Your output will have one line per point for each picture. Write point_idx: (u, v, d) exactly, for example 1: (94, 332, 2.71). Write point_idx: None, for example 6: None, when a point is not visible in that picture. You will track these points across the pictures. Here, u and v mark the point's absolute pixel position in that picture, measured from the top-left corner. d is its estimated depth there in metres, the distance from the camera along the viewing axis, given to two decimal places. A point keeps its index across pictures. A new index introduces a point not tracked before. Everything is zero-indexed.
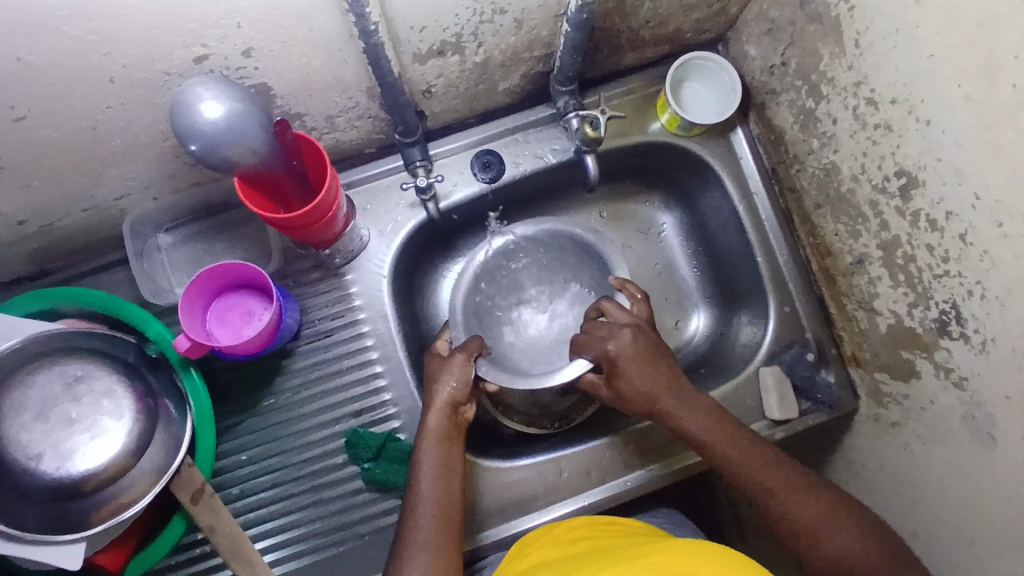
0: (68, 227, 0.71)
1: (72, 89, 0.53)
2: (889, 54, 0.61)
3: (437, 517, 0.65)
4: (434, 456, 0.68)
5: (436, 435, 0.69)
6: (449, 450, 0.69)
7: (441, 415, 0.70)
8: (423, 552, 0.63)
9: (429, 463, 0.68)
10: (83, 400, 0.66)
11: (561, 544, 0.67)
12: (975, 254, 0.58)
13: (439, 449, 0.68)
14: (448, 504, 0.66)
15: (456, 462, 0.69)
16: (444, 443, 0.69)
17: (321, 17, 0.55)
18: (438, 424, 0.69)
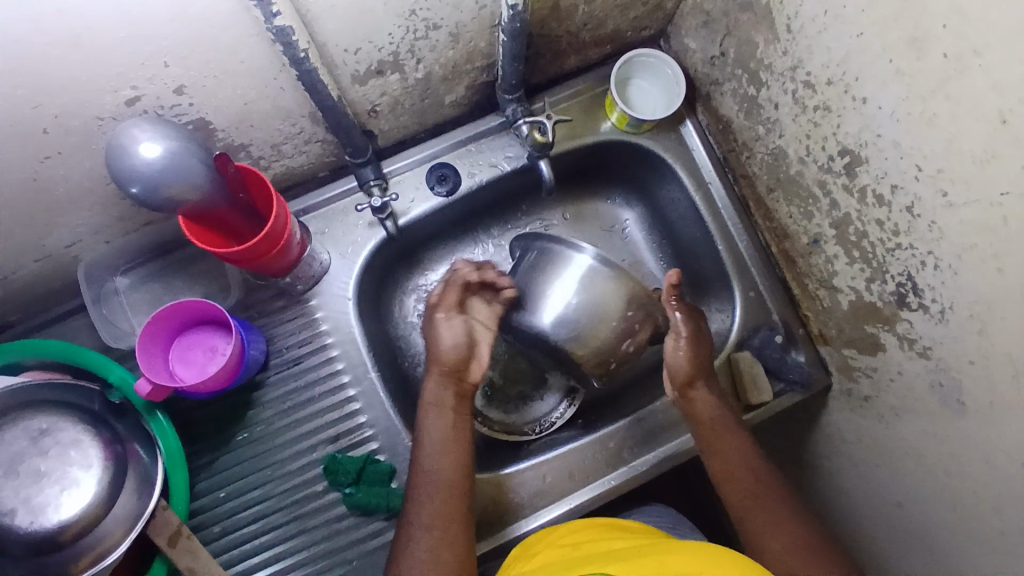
0: (20, 280, 0.70)
1: (3, 144, 0.52)
2: (819, 36, 0.61)
3: (442, 488, 0.65)
4: (438, 425, 0.69)
5: (440, 407, 0.70)
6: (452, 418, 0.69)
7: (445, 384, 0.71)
8: (431, 526, 0.62)
9: (432, 434, 0.68)
10: (50, 453, 0.64)
11: (557, 544, 0.66)
12: (923, 226, 0.59)
13: (441, 419, 0.69)
14: (456, 478, 0.66)
15: (462, 429, 0.69)
16: (447, 415, 0.69)
17: (249, 48, 0.55)
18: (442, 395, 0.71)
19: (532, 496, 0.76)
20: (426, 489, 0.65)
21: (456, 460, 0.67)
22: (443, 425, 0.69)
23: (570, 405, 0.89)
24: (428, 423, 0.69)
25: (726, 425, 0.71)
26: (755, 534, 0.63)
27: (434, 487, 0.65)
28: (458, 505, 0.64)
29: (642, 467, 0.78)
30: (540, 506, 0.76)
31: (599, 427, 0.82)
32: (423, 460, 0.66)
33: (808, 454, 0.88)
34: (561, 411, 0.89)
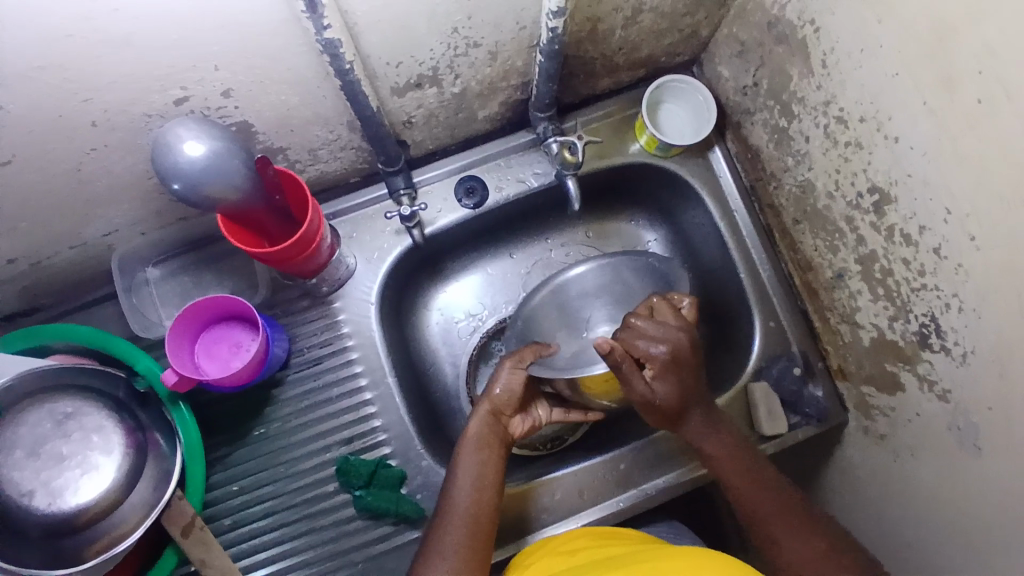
0: (56, 265, 0.72)
1: (53, 134, 0.54)
2: (854, 73, 0.62)
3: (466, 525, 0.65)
4: (470, 458, 0.69)
5: (476, 438, 0.71)
6: (484, 452, 0.70)
7: (483, 422, 0.72)
8: (455, 556, 0.62)
9: (463, 464, 0.69)
10: (73, 437, 0.65)
11: (560, 553, 0.66)
12: (949, 267, 0.59)
13: (473, 452, 0.70)
14: (483, 508, 0.66)
15: (494, 464, 0.70)
16: (479, 448, 0.70)
17: (294, 58, 0.57)
18: (478, 430, 0.71)
19: (539, 511, 0.76)
20: (455, 518, 0.65)
21: (487, 497, 0.67)
22: (475, 460, 0.69)
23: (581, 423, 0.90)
24: (462, 456, 0.69)
25: (724, 446, 0.70)
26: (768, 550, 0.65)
27: (461, 516, 0.65)
28: (484, 534, 0.65)
29: (651, 491, 0.78)
30: (547, 521, 0.76)
31: (611, 446, 0.82)
32: (452, 489, 0.67)
33: (820, 487, 0.87)
34: (574, 429, 0.89)
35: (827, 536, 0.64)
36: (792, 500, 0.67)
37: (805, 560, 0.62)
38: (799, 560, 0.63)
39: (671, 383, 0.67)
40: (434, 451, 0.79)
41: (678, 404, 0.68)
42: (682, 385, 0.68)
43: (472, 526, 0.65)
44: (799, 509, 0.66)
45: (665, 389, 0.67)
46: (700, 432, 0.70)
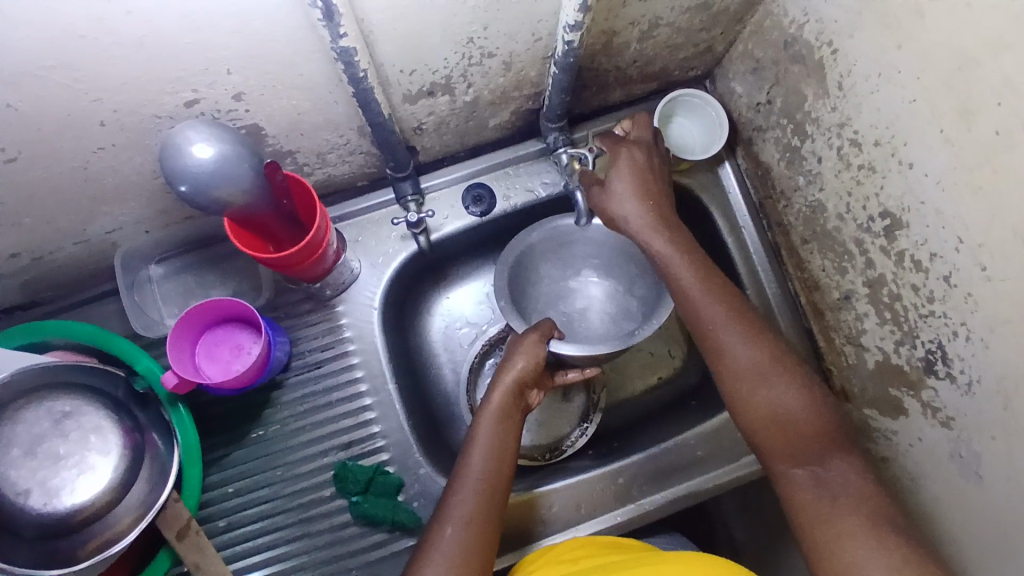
0: (59, 260, 0.72)
1: (62, 132, 0.53)
2: (870, 97, 0.62)
3: (479, 498, 0.65)
4: (491, 430, 0.68)
5: (496, 413, 0.69)
6: (504, 427, 0.69)
7: (506, 394, 0.70)
8: (464, 524, 0.63)
9: (482, 436, 0.68)
10: (71, 436, 0.65)
11: (561, 560, 0.66)
12: (958, 296, 0.58)
13: (494, 422, 0.69)
14: (498, 480, 0.67)
15: (511, 439, 0.69)
16: (500, 420, 0.69)
17: (309, 64, 0.56)
18: (501, 402, 0.70)
19: (536, 524, 0.76)
20: (469, 481, 0.66)
21: (501, 466, 0.67)
22: (494, 433, 0.68)
23: (583, 434, 0.88)
24: (481, 428, 0.68)
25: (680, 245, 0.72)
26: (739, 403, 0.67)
27: (474, 493, 0.65)
28: (495, 510, 0.65)
29: (649, 506, 0.77)
30: (543, 534, 0.75)
31: (610, 459, 0.82)
32: (467, 462, 0.67)
33: None
34: (573, 438, 0.88)
35: (799, 372, 0.67)
36: (743, 312, 0.71)
37: (753, 370, 0.67)
38: (747, 368, 0.68)
39: (632, 148, 0.75)
40: (433, 459, 0.79)
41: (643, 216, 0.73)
42: (637, 169, 0.74)
43: (484, 507, 0.65)
44: (752, 323, 0.70)
45: (621, 172, 0.74)
46: (649, 233, 0.72)
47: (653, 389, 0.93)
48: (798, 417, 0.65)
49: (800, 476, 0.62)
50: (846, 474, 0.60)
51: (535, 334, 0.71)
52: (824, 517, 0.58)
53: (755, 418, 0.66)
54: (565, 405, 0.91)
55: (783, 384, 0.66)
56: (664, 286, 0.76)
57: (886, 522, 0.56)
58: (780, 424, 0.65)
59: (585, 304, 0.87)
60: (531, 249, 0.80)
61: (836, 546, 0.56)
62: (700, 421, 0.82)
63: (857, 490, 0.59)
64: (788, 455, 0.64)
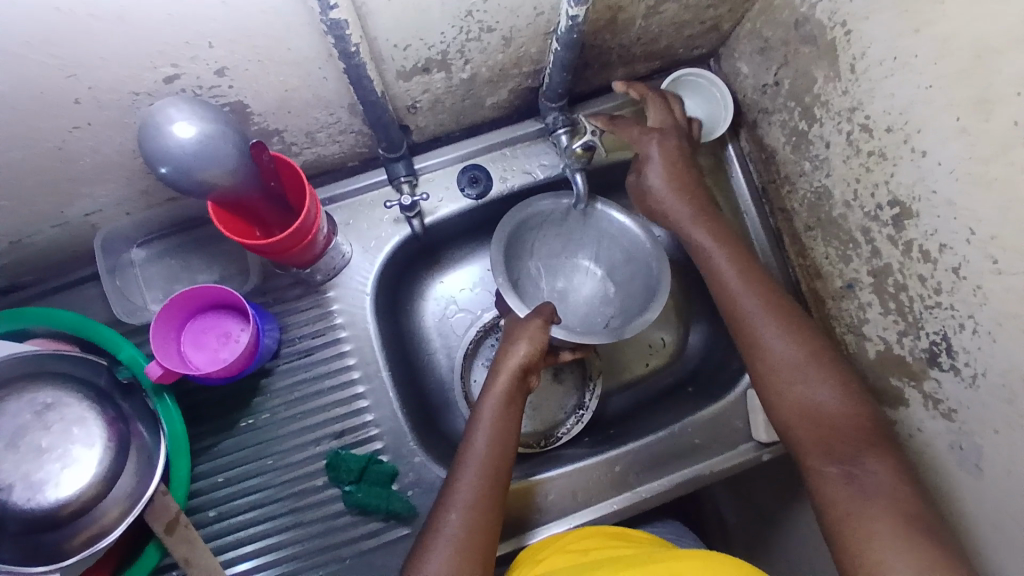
0: (37, 244, 0.68)
1: (33, 111, 0.50)
2: (884, 82, 0.60)
3: (482, 485, 0.63)
4: (494, 414, 0.67)
5: (498, 397, 0.68)
6: (507, 412, 0.68)
7: (511, 378, 0.69)
8: (467, 510, 0.62)
9: (486, 421, 0.67)
10: (53, 429, 0.63)
11: (565, 551, 0.65)
12: (967, 288, 0.57)
13: (497, 407, 0.68)
14: (500, 465, 0.65)
15: (514, 424, 0.68)
16: (504, 404, 0.68)
17: (299, 39, 0.53)
18: (505, 386, 0.68)
19: (533, 513, 0.75)
20: (471, 462, 0.65)
21: (504, 450, 0.66)
22: (498, 419, 0.67)
23: (579, 421, 0.87)
24: (484, 412, 0.67)
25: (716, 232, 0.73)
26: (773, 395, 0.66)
27: (476, 478, 0.64)
28: (497, 499, 0.64)
29: (647, 494, 0.76)
30: (540, 523, 0.74)
31: (607, 447, 0.81)
32: (470, 447, 0.66)
33: None
34: (569, 425, 0.87)
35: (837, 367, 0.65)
36: (783, 302, 0.69)
37: (788, 363, 0.65)
38: (781, 360, 0.66)
39: (655, 138, 0.74)
40: (428, 447, 0.77)
41: (669, 192, 0.74)
42: (671, 161, 0.74)
43: (487, 492, 0.64)
44: (790, 313, 0.68)
45: (654, 162, 0.74)
46: (687, 220, 0.73)
47: (649, 375, 0.92)
48: (834, 413, 0.62)
49: (834, 474, 0.60)
50: (881, 475, 0.58)
51: (539, 318, 0.69)
52: (855, 513, 0.57)
53: (788, 413, 0.65)
54: (561, 391, 0.89)
55: (820, 379, 0.64)
56: (662, 267, 0.74)
57: (919, 525, 0.54)
58: (813, 420, 0.63)
59: (565, 284, 0.85)
60: (525, 223, 0.77)
61: (866, 545, 0.54)
62: (698, 408, 0.81)
63: (891, 489, 0.57)
64: (821, 450, 0.62)
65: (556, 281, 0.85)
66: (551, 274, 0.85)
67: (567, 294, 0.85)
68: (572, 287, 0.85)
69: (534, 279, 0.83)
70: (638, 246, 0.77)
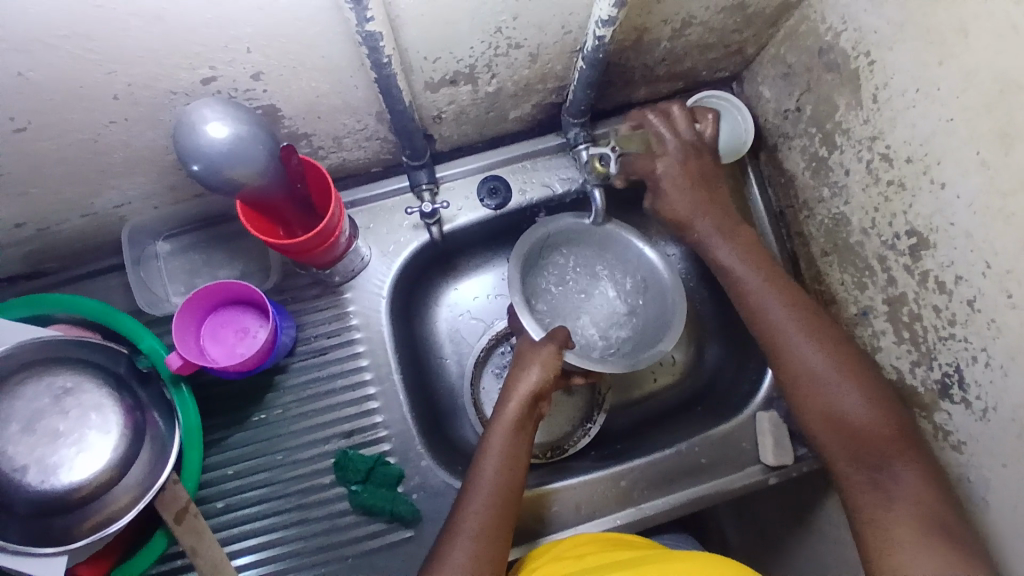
0: (65, 232, 0.70)
1: (72, 103, 0.52)
2: (906, 113, 0.60)
3: (487, 517, 0.64)
4: (505, 441, 0.68)
5: (508, 425, 0.69)
6: (517, 440, 0.68)
7: (521, 405, 0.69)
8: (473, 538, 0.62)
9: (496, 448, 0.67)
10: (71, 413, 0.65)
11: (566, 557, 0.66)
12: (981, 320, 0.57)
13: (507, 434, 0.68)
14: (508, 494, 0.66)
15: (524, 452, 0.68)
16: (514, 431, 0.68)
17: (332, 46, 0.55)
18: (516, 413, 0.69)
19: (535, 523, 0.75)
20: (479, 494, 0.65)
21: (513, 479, 0.66)
22: (508, 446, 0.68)
23: (586, 434, 0.88)
24: (495, 438, 0.68)
25: (742, 247, 0.74)
26: (798, 400, 0.66)
27: (485, 503, 0.64)
28: (506, 528, 0.64)
29: (651, 510, 0.76)
30: (542, 534, 0.74)
31: (611, 461, 0.81)
32: (479, 474, 0.66)
33: None
34: (576, 439, 0.87)
35: (860, 370, 0.64)
36: (801, 306, 0.69)
37: (812, 371, 0.65)
38: (805, 369, 0.65)
39: (667, 161, 0.75)
40: (434, 452, 0.78)
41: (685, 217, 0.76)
42: (680, 187, 0.75)
43: (494, 519, 0.64)
44: (813, 316, 0.68)
45: (670, 180, 0.75)
46: (713, 237, 0.74)
47: (658, 392, 0.92)
48: (860, 421, 0.62)
49: (861, 481, 0.61)
50: (908, 480, 0.58)
51: (553, 345, 0.70)
52: (881, 523, 0.57)
53: (813, 419, 0.65)
54: (569, 404, 0.90)
55: (846, 386, 0.63)
56: (680, 304, 0.74)
57: (944, 533, 0.55)
58: (839, 428, 0.63)
59: (578, 303, 0.84)
60: (547, 240, 0.78)
61: (887, 554, 0.55)
62: (706, 428, 0.81)
63: (918, 495, 0.57)
64: (846, 457, 0.62)
65: (570, 297, 0.84)
66: (567, 289, 0.85)
67: (580, 311, 0.84)
68: (586, 306, 0.84)
69: (548, 290, 0.83)
70: (653, 273, 0.78)
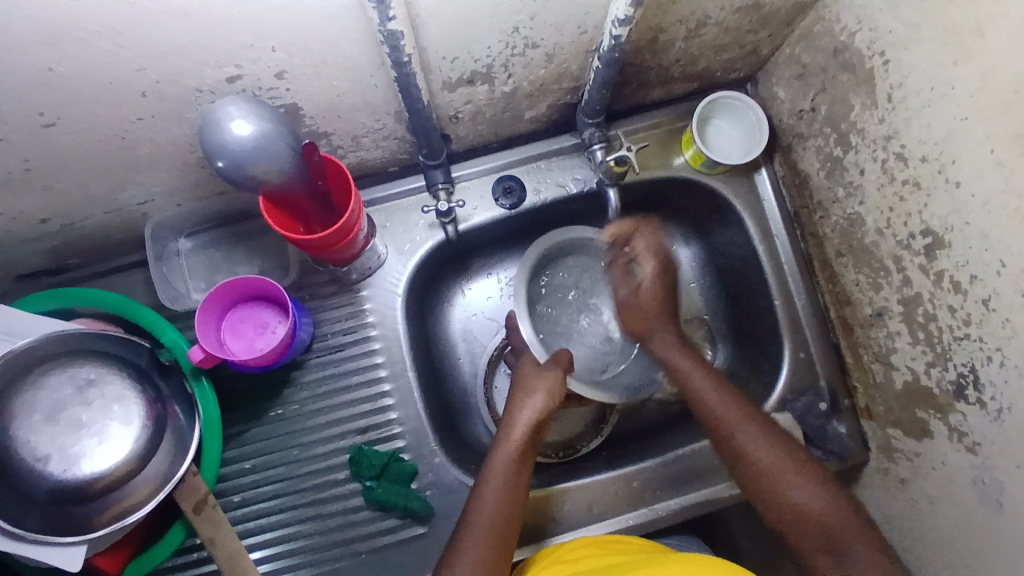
0: (90, 227, 0.72)
1: (99, 98, 0.53)
2: (921, 112, 0.60)
3: (487, 547, 0.61)
4: (505, 468, 0.66)
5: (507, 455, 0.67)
6: (520, 469, 0.67)
7: (524, 432, 0.69)
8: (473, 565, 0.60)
9: (496, 475, 0.66)
10: (93, 404, 0.66)
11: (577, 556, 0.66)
12: (997, 321, 0.57)
13: (510, 460, 0.67)
14: (509, 522, 0.63)
15: (526, 482, 0.67)
16: (517, 459, 0.67)
17: (354, 46, 0.56)
18: (519, 441, 0.68)
19: (547, 522, 0.75)
20: (477, 526, 0.62)
21: (514, 507, 0.64)
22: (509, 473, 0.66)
23: (598, 434, 0.88)
24: (495, 467, 0.66)
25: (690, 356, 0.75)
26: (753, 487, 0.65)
27: (484, 532, 0.62)
28: (504, 559, 0.62)
29: (663, 511, 0.76)
30: (553, 533, 0.75)
31: (623, 462, 0.81)
32: (479, 502, 0.64)
33: None
34: (588, 438, 0.88)
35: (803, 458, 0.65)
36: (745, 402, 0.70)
37: (764, 459, 0.65)
38: (756, 459, 0.65)
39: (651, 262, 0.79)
40: (447, 449, 0.79)
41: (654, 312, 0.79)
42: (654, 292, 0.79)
43: (495, 548, 0.62)
44: (757, 412, 0.69)
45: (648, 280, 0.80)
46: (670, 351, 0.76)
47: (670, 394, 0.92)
48: (815, 508, 0.61)
49: (829, 567, 0.58)
50: (871, 560, 0.56)
51: (556, 368, 0.73)
52: None
53: (773, 508, 0.63)
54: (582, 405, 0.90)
55: (799, 478, 0.63)
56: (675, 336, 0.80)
57: None
58: (797, 518, 0.61)
59: (575, 315, 0.87)
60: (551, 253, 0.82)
61: None
62: None
63: (882, 575, 0.55)
64: (808, 545, 0.60)
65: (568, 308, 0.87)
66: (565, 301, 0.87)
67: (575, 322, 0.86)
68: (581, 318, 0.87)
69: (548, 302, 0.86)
70: None
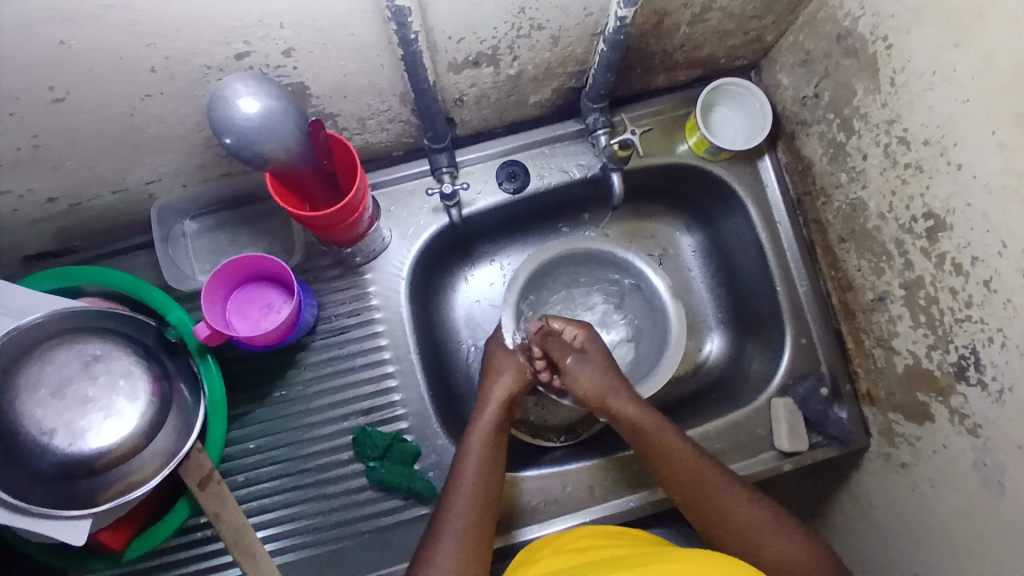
0: (97, 207, 0.73)
1: (110, 75, 0.54)
2: (924, 96, 0.61)
3: (471, 514, 0.64)
4: (482, 442, 0.69)
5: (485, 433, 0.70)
6: (497, 442, 0.69)
7: (499, 409, 0.71)
8: (456, 540, 0.62)
9: (474, 450, 0.68)
10: (100, 380, 0.66)
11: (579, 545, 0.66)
12: (998, 302, 0.57)
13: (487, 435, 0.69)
14: (489, 492, 0.66)
15: (502, 456, 0.69)
16: (494, 433, 0.70)
17: (361, 24, 0.56)
18: (494, 416, 0.71)
19: (549, 503, 0.76)
20: (456, 508, 0.64)
21: (494, 476, 0.67)
22: (483, 458, 0.68)
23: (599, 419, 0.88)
24: (473, 443, 0.68)
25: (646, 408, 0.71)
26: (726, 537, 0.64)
27: (466, 505, 0.64)
28: (488, 532, 0.64)
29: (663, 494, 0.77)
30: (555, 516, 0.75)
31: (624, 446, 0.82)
32: (460, 475, 0.66)
33: (829, 511, 0.86)
34: (589, 423, 0.88)
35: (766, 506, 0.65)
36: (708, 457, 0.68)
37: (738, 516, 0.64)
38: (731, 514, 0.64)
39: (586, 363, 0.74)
40: (449, 431, 0.79)
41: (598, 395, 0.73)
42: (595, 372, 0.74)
43: (478, 520, 0.64)
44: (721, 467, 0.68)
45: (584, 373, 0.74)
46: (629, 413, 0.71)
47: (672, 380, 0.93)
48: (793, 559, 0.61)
49: None
50: None
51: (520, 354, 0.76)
52: None
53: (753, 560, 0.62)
54: None
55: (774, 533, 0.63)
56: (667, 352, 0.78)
57: None
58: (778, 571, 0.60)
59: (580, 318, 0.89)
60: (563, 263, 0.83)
61: None
62: (720, 413, 0.82)
63: None
64: None
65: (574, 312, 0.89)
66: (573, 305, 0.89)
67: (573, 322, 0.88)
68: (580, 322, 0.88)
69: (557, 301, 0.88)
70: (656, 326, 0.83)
